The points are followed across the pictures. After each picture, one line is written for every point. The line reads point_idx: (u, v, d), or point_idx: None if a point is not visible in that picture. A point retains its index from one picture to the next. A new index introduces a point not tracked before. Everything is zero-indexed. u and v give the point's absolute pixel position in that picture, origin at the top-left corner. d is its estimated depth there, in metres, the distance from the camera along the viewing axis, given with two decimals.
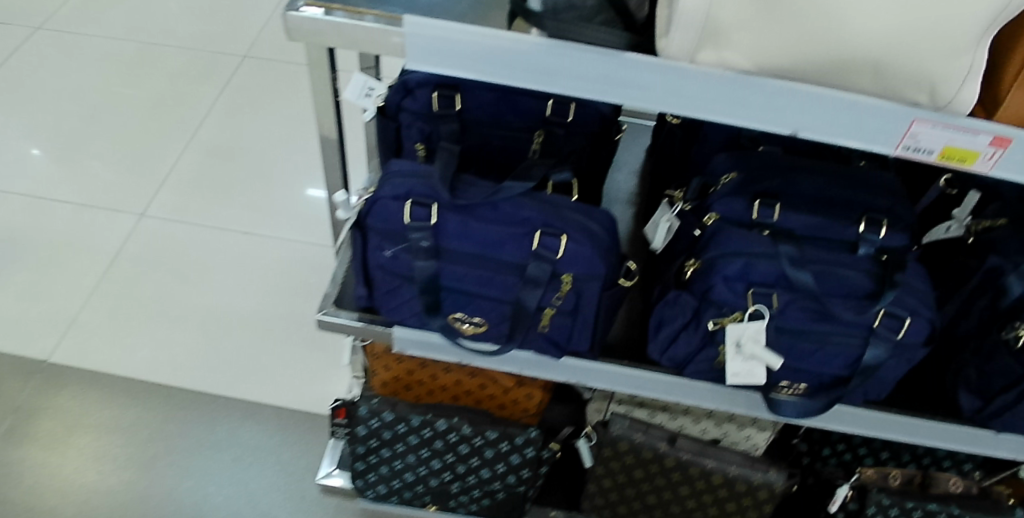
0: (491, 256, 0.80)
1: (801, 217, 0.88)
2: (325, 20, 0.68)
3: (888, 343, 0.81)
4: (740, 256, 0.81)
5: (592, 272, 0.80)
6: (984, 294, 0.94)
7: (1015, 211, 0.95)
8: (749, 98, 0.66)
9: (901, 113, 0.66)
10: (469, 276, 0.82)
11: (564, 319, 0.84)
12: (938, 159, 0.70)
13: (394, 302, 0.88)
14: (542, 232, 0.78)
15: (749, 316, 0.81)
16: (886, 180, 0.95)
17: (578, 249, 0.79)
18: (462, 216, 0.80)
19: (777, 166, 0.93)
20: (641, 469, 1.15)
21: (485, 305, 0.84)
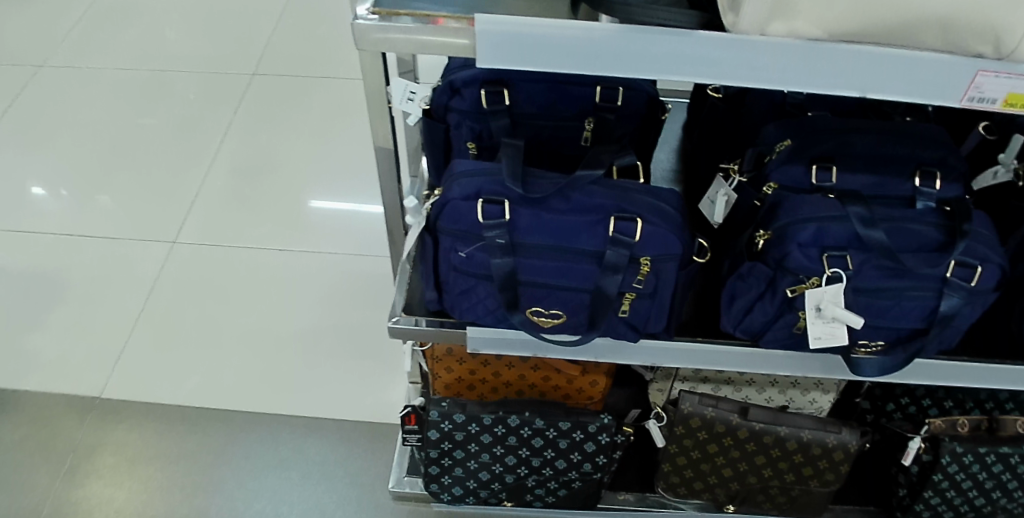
0: (568, 246, 0.81)
1: (859, 177, 0.89)
2: (394, 26, 0.69)
3: (963, 291, 0.82)
4: (811, 221, 0.82)
5: (669, 252, 0.80)
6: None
7: None
8: (818, 65, 0.67)
9: (966, 66, 0.66)
10: (547, 268, 0.82)
11: (643, 302, 0.84)
12: (1002, 106, 0.69)
13: (469, 303, 0.88)
14: (618, 217, 0.79)
15: (828, 280, 0.82)
16: (937, 132, 0.95)
17: (654, 230, 0.79)
18: (535, 210, 0.81)
19: (828, 129, 0.94)
20: (715, 443, 1.16)
21: (563, 297, 0.84)
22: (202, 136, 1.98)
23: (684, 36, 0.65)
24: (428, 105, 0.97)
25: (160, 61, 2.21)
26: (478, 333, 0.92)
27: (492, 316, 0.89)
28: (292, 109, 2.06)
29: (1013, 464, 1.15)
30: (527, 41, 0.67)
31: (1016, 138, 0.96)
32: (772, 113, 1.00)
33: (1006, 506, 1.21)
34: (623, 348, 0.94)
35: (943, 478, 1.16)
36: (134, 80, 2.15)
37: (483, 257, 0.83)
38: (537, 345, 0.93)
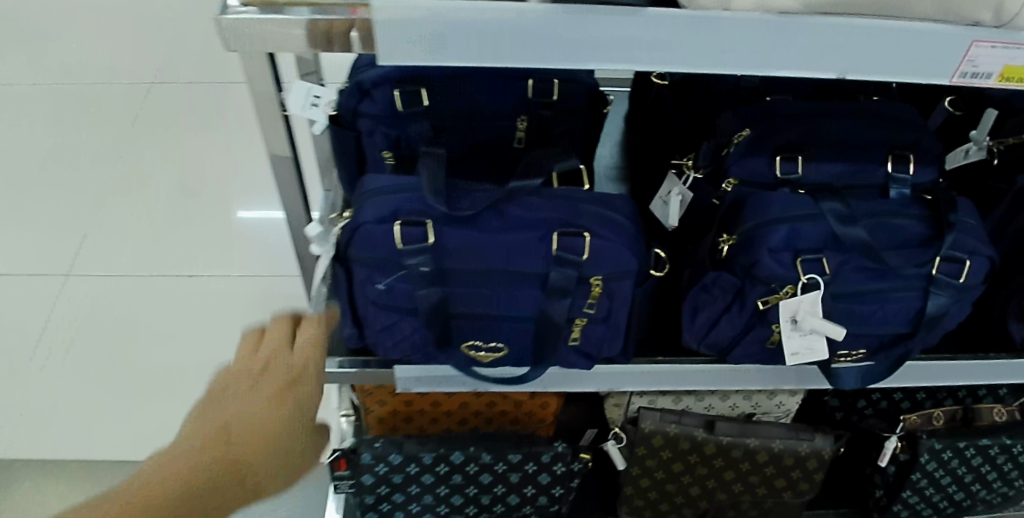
0: (506, 270, 0.68)
1: (826, 167, 0.80)
2: (273, 20, 0.55)
3: (949, 290, 0.73)
4: (783, 221, 0.72)
5: (623, 269, 0.69)
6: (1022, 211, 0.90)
7: None
8: (791, 42, 0.56)
9: (959, 36, 0.57)
10: (482, 296, 0.70)
11: (596, 327, 0.73)
12: (997, 82, 0.61)
13: (393, 341, 0.75)
14: (563, 232, 0.67)
15: (803, 289, 0.72)
16: (905, 111, 0.87)
17: (606, 244, 0.68)
18: (465, 229, 0.68)
19: (792, 114, 0.83)
20: (680, 462, 1.06)
21: (504, 327, 0.72)
22: (88, 150, 1.72)
23: (637, 14, 0.53)
24: (334, 110, 0.83)
25: (33, 65, 1.93)
26: (409, 371, 0.81)
27: (422, 354, 0.76)
28: (190, 112, 1.81)
29: (992, 455, 1.09)
30: (443, 29, 0.53)
31: (989, 111, 0.89)
32: (725, 100, 0.91)
33: (984, 498, 1.16)
34: (575, 375, 0.82)
35: (921, 477, 1.10)
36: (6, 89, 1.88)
37: (406, 288, 0.70)
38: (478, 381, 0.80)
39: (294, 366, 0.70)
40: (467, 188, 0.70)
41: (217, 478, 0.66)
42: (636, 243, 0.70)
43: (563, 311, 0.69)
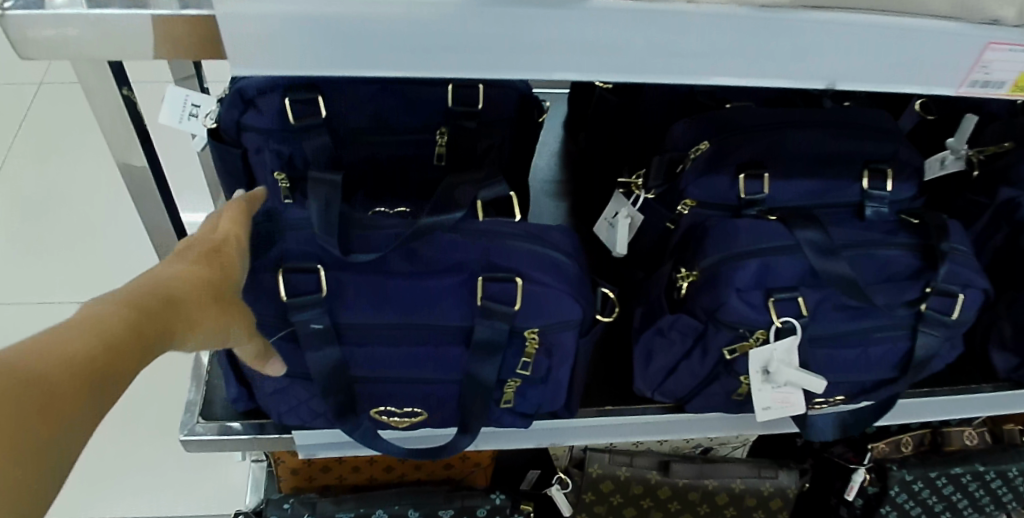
0: (419, 324, 0.55)
1: (795, 185, 0.70)
2: (88, 15, 0.39)
3: (941, 329, 0.63)
4: (753, 256, 0.60)
5: (564, 319, 0.57)
6: (998, 230, 0.83)
7: (1020, 132, 0.83)
8: (776, 45, 0.44)
9: (978, 36, 0.46)
10: (391, 356, 0.57)
11: (533, 386, 0.60)
12: (1008, 92, 0.51)
13: (287, 407, 0.62)
14: (490, 278, 0.54)
15: (777, 334, 0.60)
16: (880, 119, 0.77)
17: (541, 291, 0.56)
18: (366, 275, 0.55)
19: (757, 125, 0.72)
20: (633, 507, 0.95)
21: (420, 390, 0.59)
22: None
23: (597, 10, 0.40)
24: (215, 122, 0.67)
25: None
26: (311, 437, 0.67)
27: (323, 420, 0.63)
28: (78, 107, 1.54)
29: (965, 483, 1.03)
30: (337, 31, 0.39)
31: (971, 117, 0.81)
32: (677, 108, 0.79)
33: None
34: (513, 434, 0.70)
35: (891, 509, 1.02)
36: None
37: (292, 349, 0.57)
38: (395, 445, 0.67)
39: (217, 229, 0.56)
40: (372, 225, 0.56)
41: (142, 336, 0.42)
42: (579, 289, 0.57)
43: (493, 373, 0.56)
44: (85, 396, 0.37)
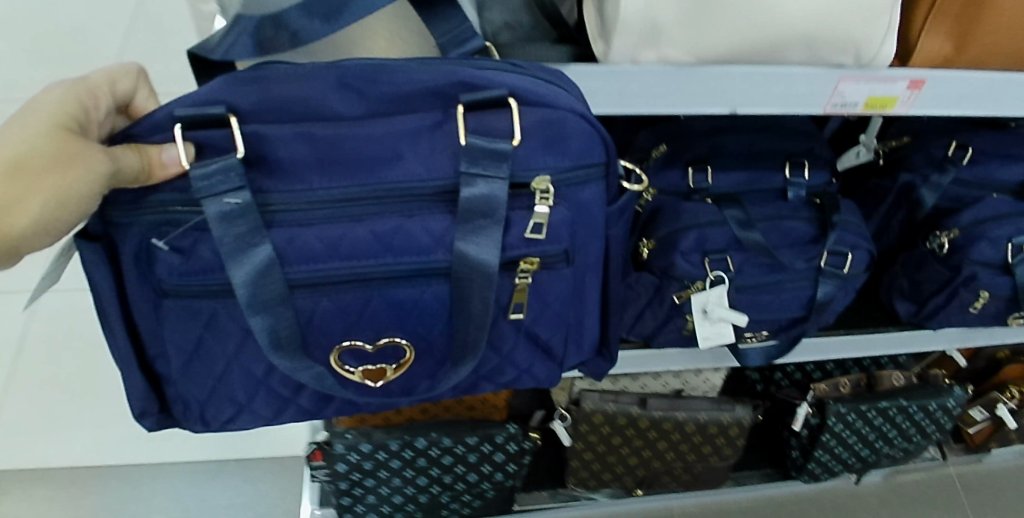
0: (387, 186, 0.61)
1: (735, 175, 0.93)
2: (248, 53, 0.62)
3: (836, 279, 0.87)
4: (693, 228, 0.85)
5: (573, 161, 0.64)
6: (900, 207, 1.08)
7: (915, 129, 1.09)
8: (692, 88, 0.67)
9: (832, 75, 0.69)
10: (353, 239, 0.61)
11: (545, 281, 0.68)
12: (863, 109, 0.75)
13: (196, 378, 0.69)
14: (478, 104, 0.59)
15: (710, 283, 0.85)
16: (801, 123, 0.99)
17: (534, 118, 0.61)
18: (307, 138, 0.58)
19: (704, 130, 0.95)
20: (619, 435, 1.19)
21: (391, 296, 0.65)
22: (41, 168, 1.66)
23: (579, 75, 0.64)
24: None
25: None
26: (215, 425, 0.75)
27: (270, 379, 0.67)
28: None
29: (891, 415, 1.25)
30: None
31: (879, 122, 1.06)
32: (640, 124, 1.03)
33: (887, 453, 1.33)
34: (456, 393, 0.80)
35: (831, 437, 1.26)
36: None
37: None
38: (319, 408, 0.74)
39: (83, 93, 0.57)
40: (340, 81, 0.59)
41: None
42: (584, 116, 0.62)
43: (497, 245, 0.61)
44: None
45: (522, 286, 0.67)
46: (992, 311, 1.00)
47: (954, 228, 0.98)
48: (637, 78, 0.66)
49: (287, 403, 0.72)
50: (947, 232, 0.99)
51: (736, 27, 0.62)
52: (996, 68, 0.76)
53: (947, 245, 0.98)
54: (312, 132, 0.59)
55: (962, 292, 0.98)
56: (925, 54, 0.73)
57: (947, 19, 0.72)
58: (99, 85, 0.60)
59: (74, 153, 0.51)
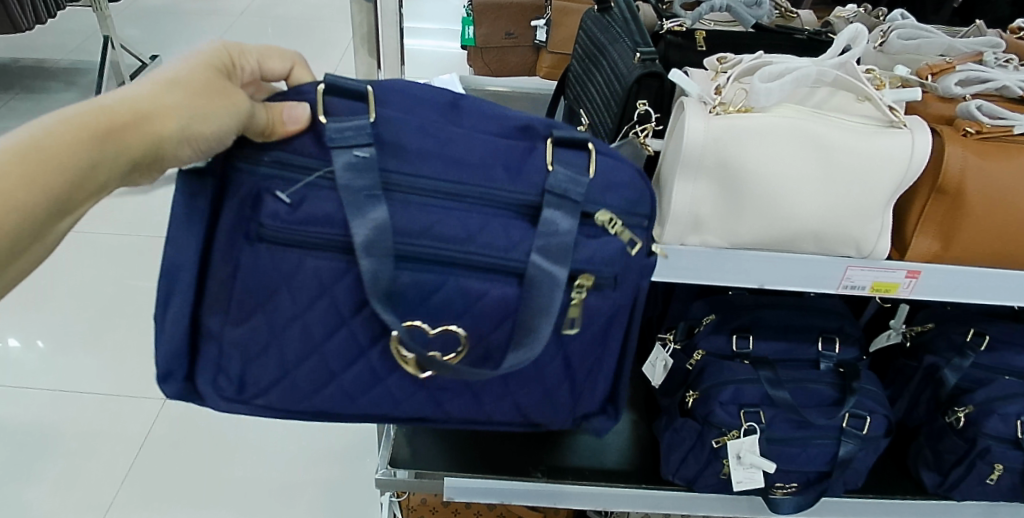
0: (478, 187, 0.69)
1: (772, 344, 1.05)
2: None
3: (856, 438, 0.99)
4: (730, 383, 1.00)
5: (631, 207, 0.74)
6: (928, 386, 1.17)
7: (938, 316, 1.18)
8: (725, 265, 0.86)
9: (842, 263, 0.87)
10: (444, 222, 0.68)
11: (593, 304, 0.74)
12: (870, 292, 0.91)
13: (282, 353, 0.72)
14: (571, 142, 0.72)
15: (744, 432, 0.98)
16: (833, 303, 1.11)
17: (607, 162, 0.73)
18: (423, 131, 0.69)
19: (747, 304, 1.08)
20: None
21: (463, 288, 0.70)
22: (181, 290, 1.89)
23: None
24: None
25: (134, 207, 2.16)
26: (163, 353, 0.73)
27: (227, 312, 0.71)
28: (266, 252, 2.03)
29: None
30: None
31: (904, 307, 1.18)
32: (698, 291, 1.14)
33: None
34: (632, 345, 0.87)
35: None
36: (113, 234, 2.15)
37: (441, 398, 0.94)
38: (320, 406, 0.77)
39: (239, 63, 0.66)
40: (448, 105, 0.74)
41: (108, 139, 0.57)
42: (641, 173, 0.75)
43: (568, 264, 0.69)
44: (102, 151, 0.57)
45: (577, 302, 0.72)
46: (1008, 483, 1.09)
47: (969, 405, 1.09)
48: (685, 257, 0.85)
49: (343, 372, 0.74)
50: (962, 408, 1.09)
51: (762, 223, 0.83)
52: (978, 266, 0.90)
53: (963, 419, 1.09)
54: (429, 128, 0.69)
55: (978, 464, 1.08)
56: (918, 250, 0.90)
57: (932, 224, 0.89)
58: (247, 55, 0.67)
59: (226, 91, 0.62)
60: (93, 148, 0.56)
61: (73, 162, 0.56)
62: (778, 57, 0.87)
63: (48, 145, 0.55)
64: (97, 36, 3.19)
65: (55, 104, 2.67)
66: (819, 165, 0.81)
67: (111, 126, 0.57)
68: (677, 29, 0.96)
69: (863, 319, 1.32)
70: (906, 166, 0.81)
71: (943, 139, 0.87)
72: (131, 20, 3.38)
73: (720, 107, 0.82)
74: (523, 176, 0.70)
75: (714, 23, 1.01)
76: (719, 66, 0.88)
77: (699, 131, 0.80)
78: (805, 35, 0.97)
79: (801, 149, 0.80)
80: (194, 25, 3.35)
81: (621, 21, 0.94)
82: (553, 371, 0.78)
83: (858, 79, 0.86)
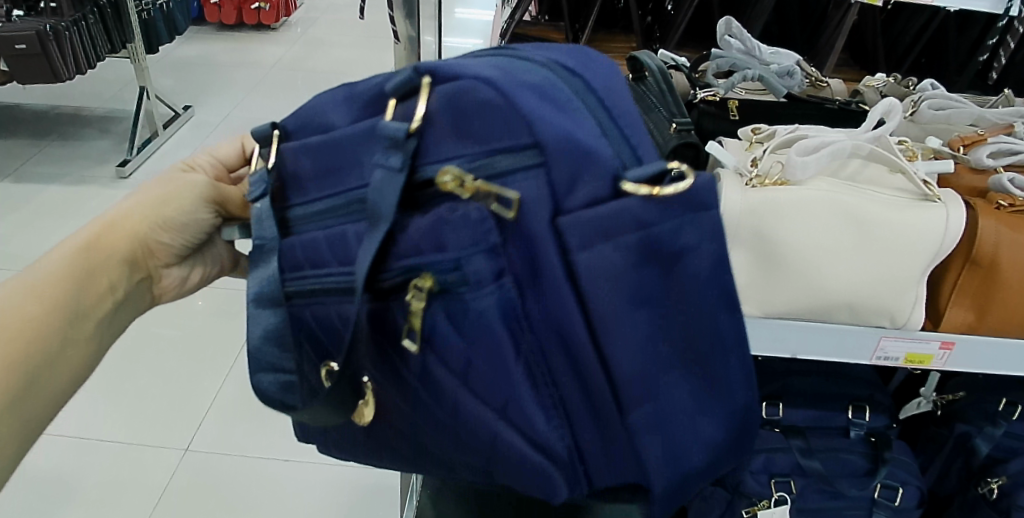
0: (346, 191, 0.59)
1: (802, 411, 1.04)
2: None
3: (888, 509, 0.98)
4: (761, 452, 0.99)
5: (490, 149, 0.49)
6: (959, 455, 1.14)
7: (969, 384, 1.17)
8: (760, 332, 0.85)
9: (876, 334, 0.86)
10: (319, 244, 0.60)
11: (460, 312, 0.52)
12: (904, 363, 0.90)
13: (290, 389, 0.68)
14: (415, 87, 0.53)
15: (775, 502, 0.97)
16: (863, 372, 1.11)
17: (455, 94, 0.50)
18: (308, 148, 0.62)
19: (775, 370, 1.07)
20: None
21: (339, 317, 0.58)
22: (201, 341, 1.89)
23: None
24: None
25: None
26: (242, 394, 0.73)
27: None
28: None
29: None
30: None
31: (934, 374, 1.17)
32: None
33: None
34: (713, 352, 0.51)
35: None
36: None
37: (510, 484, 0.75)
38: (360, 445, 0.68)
39: (195, 162, 0.79)
40: (349, 95, 0.63)
41: (92, 250, 0.71)
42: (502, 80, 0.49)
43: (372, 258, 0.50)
44: (93, 259, 0.70)
45: (412, 311, 0.52)
46: None
47: (1002, 476, 1.07)
48: None
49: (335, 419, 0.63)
50: (995, 478, 1.07)
51: (796, 294, 0.82)
52: (1017, 337, 0.88)
53: (996, 490, 1.06)
54: (310, 146, 0.62)
55: None
56: (952, 321, 0.88)
57: (967, 295, 0.87)
58: (199, 156, 0.81)
59: (174, 181, 0.76)
60: (86, 257, 0.70)
61: (66, 273, 0.68)
62: (813, 130, 0.88)
63: (43, 266, 0.68)
64: (131, 85, 3.27)
65: (89, 151, 2.72)
66: (850, 236, 0.81)
67: (95, 242, 0.72)
68: (711, 99, 0.98)
69: (892, 385, 1.30)
70: (940, 239, 0.81)
71: (976, 212, 0.87)
72: (165, 71, 3.49)
73: (756, 180, 0.83)
74: (366, 164, 0.57)
75: (746, 92, 1.04)
76: (753, 136, 0.90)
77: (736, 201, 0.81)
78: (835, 106, 0.99)
79: (834, 221, 0.81)
80: (226, 74, 3.43)
81: (656, 88, 0.94)
82: (475, 406, 0.54)
83: (891, 151, 0.87)
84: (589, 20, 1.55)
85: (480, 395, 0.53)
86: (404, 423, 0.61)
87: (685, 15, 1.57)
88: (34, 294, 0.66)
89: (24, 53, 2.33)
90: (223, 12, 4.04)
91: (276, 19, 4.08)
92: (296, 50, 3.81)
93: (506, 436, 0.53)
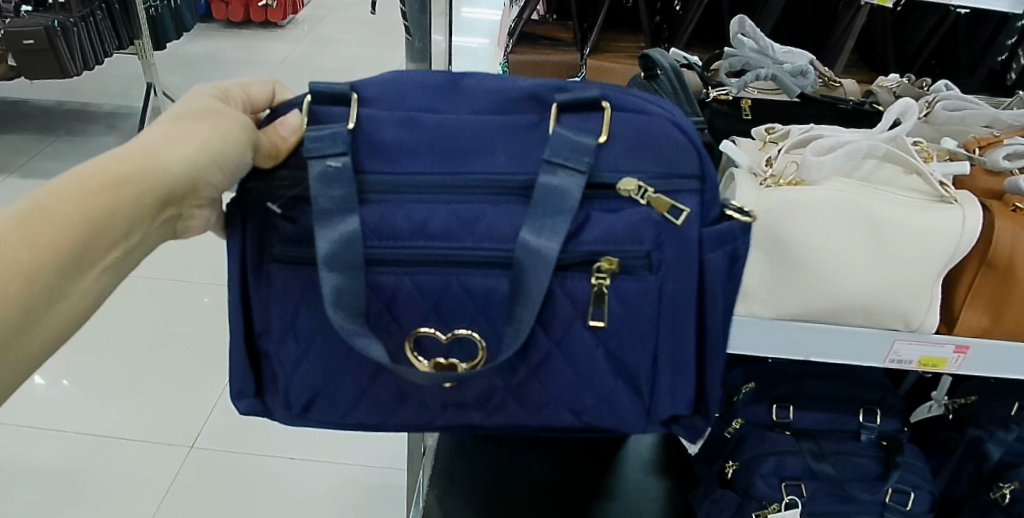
0: (480, 176, 0.65)
1: (813, 414, 1.03)
2: None
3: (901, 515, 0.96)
4: (772, 455, 0.98)
5: (663, 168, 0.66)
6: (971, 459, 1.14)
7: (982, 388, 1.16)
8: (771, 334, 0.84)
9: (890, 336, 0.85)
10: (439, 222, 0.65)
11: (625, 293, 0.67)
12: (918, 366, 0.88)
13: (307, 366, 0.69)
14: (586, 103, 0.66)
15: (786, 505, 0.96)
16: (875, 374, 1.10)
17: (626, 124, 0.66)
18: (410, 122, 0.66)
19: (785, 372, 1.06)
20: None
21: (466, 289, 0.66)
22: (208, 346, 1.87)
23: None
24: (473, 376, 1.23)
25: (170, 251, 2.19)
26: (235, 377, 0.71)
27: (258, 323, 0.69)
28: None
29: None
30: None
31: (946, 377, 1.16)
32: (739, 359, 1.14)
33: None
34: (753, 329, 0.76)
35: None
36: (147, 277, 2.17)
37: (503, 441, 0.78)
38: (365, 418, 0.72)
39: (229, 94, 0.66)
40: (452, 85, 0.69)
41: (110, 186, 0.55)
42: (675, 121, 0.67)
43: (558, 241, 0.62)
44: (112, 196, 0.55)
45: (598, 289, 0.66)
46: None
47: (1015, 481, 1.05)
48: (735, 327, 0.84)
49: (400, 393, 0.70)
50: (1008, 484, 1.06)
51: (810, 297, 0.81)
52: None
53: (1008, 496, 1.05)
54: (418, 121, 0.66)
55: None
56: (967, 324, 0.87)
57: (982, 298, 0.86)
58: (232, 87, 0.67)
59: (219, 113, 0.62)
60: (97, 193, 0.55)
61: (82, 213, 0.54)
62: (828, 129, 0.87)
63: (54, 201, 0.54)
64: (138, 81, 3.27)
65: (95, 147, 2.71)
66: (866, 238, 0.80)
67: (106, 174, 0.56)
68: (723, 98, 0.97)
69: (903, 388, 1.29)
70: (957, 242, 0.80)
71: (993, 214, 0.86)
72: (172, 68, 3.49)
73: (770, 179, 0.82)
74: (521, 147, 0.66)
75: (758, 91, 1.03)
76: (767, 136, 0.89)
77: (749, 202, 0.80)
78: (850, 105, 0.98)
79: (851, 226, 0.80)
80: (232, 71, 3.42)
81: (669, 85, 0.93)
82: (607, 365, 0.69)
83: (907, 151, 0.86)
84: (599, 19, 1.54)
85: (616, 356, 0.69)
86: (490, 390, 0.70)
87: (695, 15, 1.56)
88: (51, 238, 0.53)
89: (32, 48, 2.33)
90: (229, 9, 4.03)
91: (284, 17, 4.08)
92: (303, 48, 3.80)
93: (623, 386, 0.70)
